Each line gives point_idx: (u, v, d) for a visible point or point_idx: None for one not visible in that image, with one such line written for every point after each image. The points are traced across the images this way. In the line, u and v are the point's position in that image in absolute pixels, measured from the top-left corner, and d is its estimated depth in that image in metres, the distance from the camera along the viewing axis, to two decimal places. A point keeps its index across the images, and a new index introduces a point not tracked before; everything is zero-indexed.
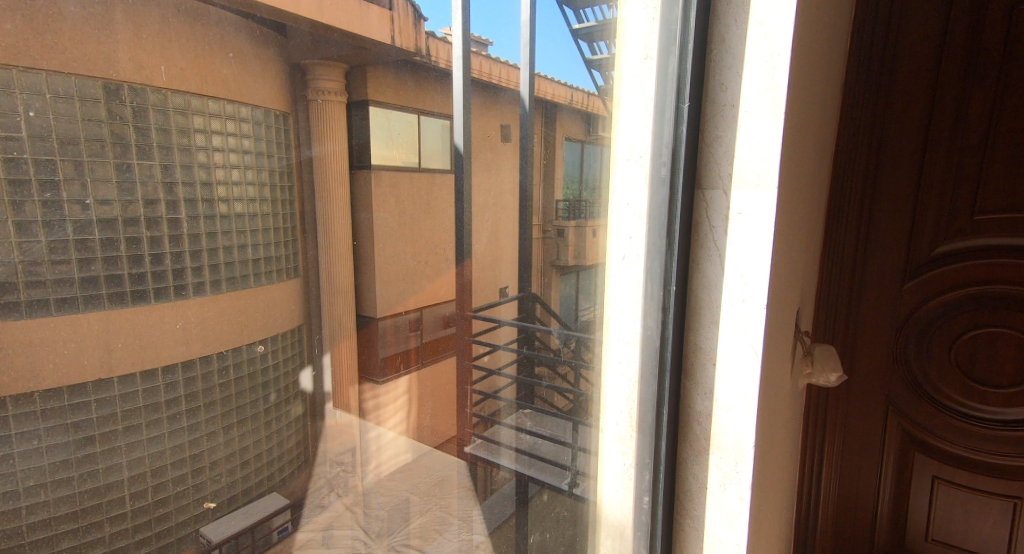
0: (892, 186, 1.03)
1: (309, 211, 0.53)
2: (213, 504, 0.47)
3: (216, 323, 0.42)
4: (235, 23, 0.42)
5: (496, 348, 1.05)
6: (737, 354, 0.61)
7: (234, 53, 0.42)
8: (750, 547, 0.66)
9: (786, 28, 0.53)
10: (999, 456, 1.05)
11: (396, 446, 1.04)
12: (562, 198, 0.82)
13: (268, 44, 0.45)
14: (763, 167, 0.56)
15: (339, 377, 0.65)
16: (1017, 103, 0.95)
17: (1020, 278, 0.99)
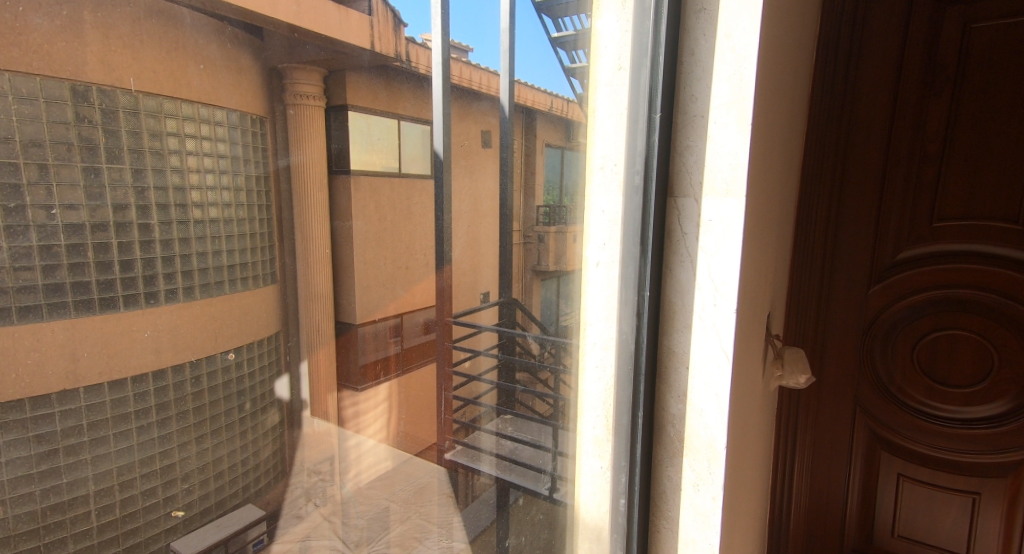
0: (858, 188, 1.19)
1: (286, 218, 0.52)
2: (181, 512, 0.45)
3: (186, 327, 0.41)
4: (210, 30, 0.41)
5: (477, 353, 0.99)
6: (710, 357, 0.63)
7: (204, 64, 0.41)
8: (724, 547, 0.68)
9: (752, 43, 0.55)
10: (955, 450, 1.24)
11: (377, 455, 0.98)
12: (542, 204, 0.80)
13: (239, 44, 0.44)
14: (732, 176, 0.58)
15: (316, 386, 0.63)
16: (969, 120, 1.12)
17: (968, 283, 1.16)
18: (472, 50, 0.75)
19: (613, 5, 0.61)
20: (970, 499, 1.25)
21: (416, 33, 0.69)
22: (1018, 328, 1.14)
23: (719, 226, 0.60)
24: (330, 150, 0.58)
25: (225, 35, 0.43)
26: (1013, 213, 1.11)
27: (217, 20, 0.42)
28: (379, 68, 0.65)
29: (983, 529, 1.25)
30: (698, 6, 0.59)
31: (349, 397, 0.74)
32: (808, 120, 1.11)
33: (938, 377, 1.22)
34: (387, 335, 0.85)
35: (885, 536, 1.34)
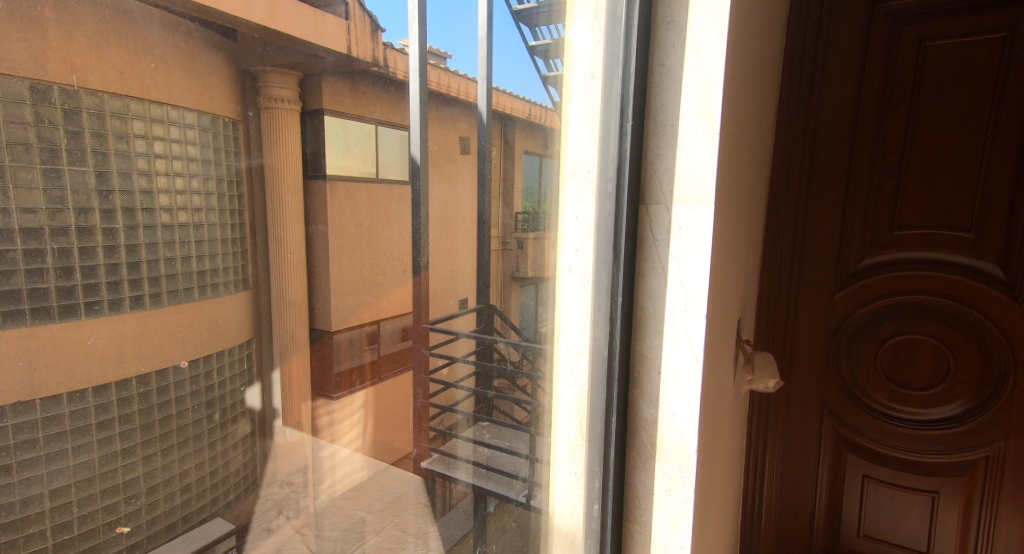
0: (823, 193, 1.37)
1: (258, 220, 0.48)
2: (128, 528, 0.40)
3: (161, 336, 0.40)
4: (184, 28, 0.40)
5: (453, 361, 0.86)
6: (680, 361, 0.66)
7: (157, 64, 0.39)
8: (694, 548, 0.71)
9: (719, 55, 0.60)
10: (916, 452, 1.39)
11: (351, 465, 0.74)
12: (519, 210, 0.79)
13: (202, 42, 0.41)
14: (701, 184, 0.62)
15: (292, 402, 0.58)
16: (923, 134, 1.28)
17: (923, 288, 1.32)
18: (451, 56, 0.68)
19: (585, 16, 0.66)
20: (931, 498, 1.40)
21: (395, 39, 0.61)
22: (969, 332, 1.30)
23: (688, 233, 0.64)
24: (304, 153, 0.51)
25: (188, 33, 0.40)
26: (966, 222, 1.27)
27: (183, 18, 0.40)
28: (366, 74, 0.61)
29: (942, 526, 1.40)
30: (666, 19, 0.63)
31: (323, 402, 0.66)
32: (774, 148, 1.29)
33: (898, 380, 1.38)
34: (370, 340, 0.70)
35: (852, 538, 1.50)
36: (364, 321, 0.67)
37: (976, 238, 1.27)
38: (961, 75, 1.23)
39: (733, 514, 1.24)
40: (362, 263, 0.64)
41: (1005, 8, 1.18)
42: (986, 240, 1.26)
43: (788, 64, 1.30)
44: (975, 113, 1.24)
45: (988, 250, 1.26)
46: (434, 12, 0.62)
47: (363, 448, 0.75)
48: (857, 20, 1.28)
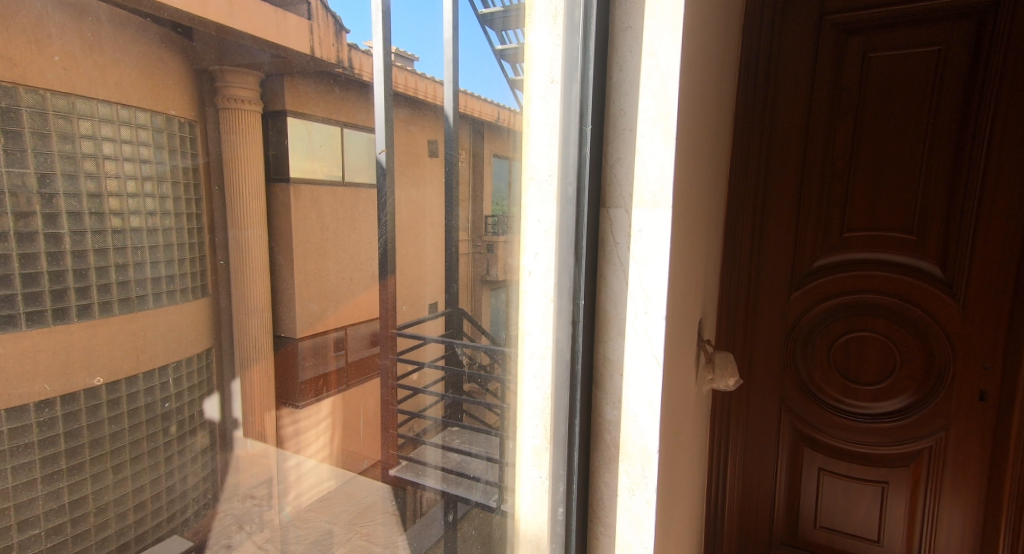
0: (778, 197, 1.43)
1: (218, 227, 0.44)
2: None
3: (106, 348, 0.36)
4: (131, 22, 0.37)
5: (421, 367, 0.75)
6: (642, 363, 0.70)
7: (61, 57, 0.32)
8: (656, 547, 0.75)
9: (672, 62, 0.64)
10: (866, 444, 1.46)
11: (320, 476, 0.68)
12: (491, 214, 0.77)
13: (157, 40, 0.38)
14: (659, 189, 0.66)
15: (250, 411, 0.53)
16: (870, 141, 1.35)
17: (870, 287, 1.40)
18: (418, 58, 0.66)
19: (544, 21, 0.70)
20: (881, 487, 1.47)
21: (361, 40, 0.58)
22: (913, 329, 1.38)
23: (647, 235, 0.68)
24: (268, 154, 0.48)
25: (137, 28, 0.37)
26: (909, 224, 1.35)
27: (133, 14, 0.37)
28: (346, 78, 0.58)
29: (891, 514, 1.47)
30: (623, 25, 0.67)
31: (287, 411, 0.59)
32: (731, 154, 1.34)
33: (850, 375, 1.45)
34: (337, 344, 0.63)
35: (809, 529, 1.56)
36: (331, 327, 0.60)
37: (916, 239, 1.34)
38: (902, 83, 1.31)
39: (698, 508, 1.28)
40: (338, 267, 0.60)
41: (940, 23, 1.26)
42: (926, 241, 1.34)
43: (744, 73, 1.35)
44: (916, 122, 1.31)
45: (928, 251, 1.34)
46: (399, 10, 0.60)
47: (329, 456, 0.67)
48: (807, 32, 1.35)
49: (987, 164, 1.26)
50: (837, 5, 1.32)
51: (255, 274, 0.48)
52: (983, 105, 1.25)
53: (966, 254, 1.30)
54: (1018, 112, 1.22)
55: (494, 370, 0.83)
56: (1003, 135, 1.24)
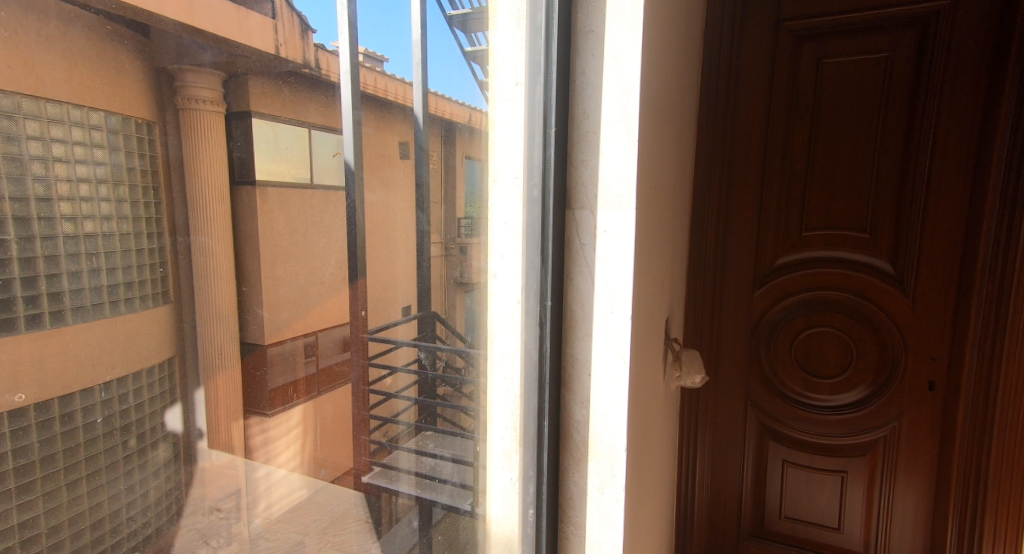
0: (741, 197, 1.48)
1: (178, 237, 0.40)
2: None
3: (56, 367, 0.33)
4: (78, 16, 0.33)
5: (395, 372, 0.67)
6: (609, 362, 0.73)
7: None
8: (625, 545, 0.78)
9: (634, 67, 0.67)
10: (827, 435, 1.52)
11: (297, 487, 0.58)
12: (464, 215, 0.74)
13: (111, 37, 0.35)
14: (623, 190, 0.69)
15: (216, 418, 0.46)
16: (825, 144, 1.42)
17: (827, 284, 1.46)
18: (388, 59, 0.61)
19: (508, 22, 0.71)
20: (840, 477, 1.53)
21: (327, 40, 0.52)
22: (868, 323, 1.44)
23: (613, 236, 0.71)
24: (231, 158, 0.43)
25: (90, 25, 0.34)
26: (862, 224, 1.41)
27: (72, 6, 0.33)
28: (297, 75, 0.51)
29: (850, 503, 1.53)
30: (586, 30, 0.69)
31: (254, 420, 0.51)
32: (696, 157, 1.39)
33: (810, 369, 1.51)
34: (306, 350, 0.55)
35: (775, 520, 1.61)
36: (301, 334, 0.54)
37: (870, 237, 1.40)
38: (854, 89, 1.37)
39: (668, 501, 1.31)
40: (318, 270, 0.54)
41: (887, 32, 1.33)
42: (878, 239, 1.40)
43: (708, 77, 1.39)
44: (868, 124, 1.37)
45: (880, 249, 1.40)
46: (363, 8, 0.55)
47: (301, 466, 0.57)
48: (764, 38, 1.41)
49: (931, 166, 1.32)
50: (794, 12, 1.38)
51: (220, 282, 0.44)
52: (926, 111, 1.32)
53: (914, 252, 1.37)
54: (959, 117, 1.29)
55: (466, 371, 0.78)
56: (947, 138, 1.30)
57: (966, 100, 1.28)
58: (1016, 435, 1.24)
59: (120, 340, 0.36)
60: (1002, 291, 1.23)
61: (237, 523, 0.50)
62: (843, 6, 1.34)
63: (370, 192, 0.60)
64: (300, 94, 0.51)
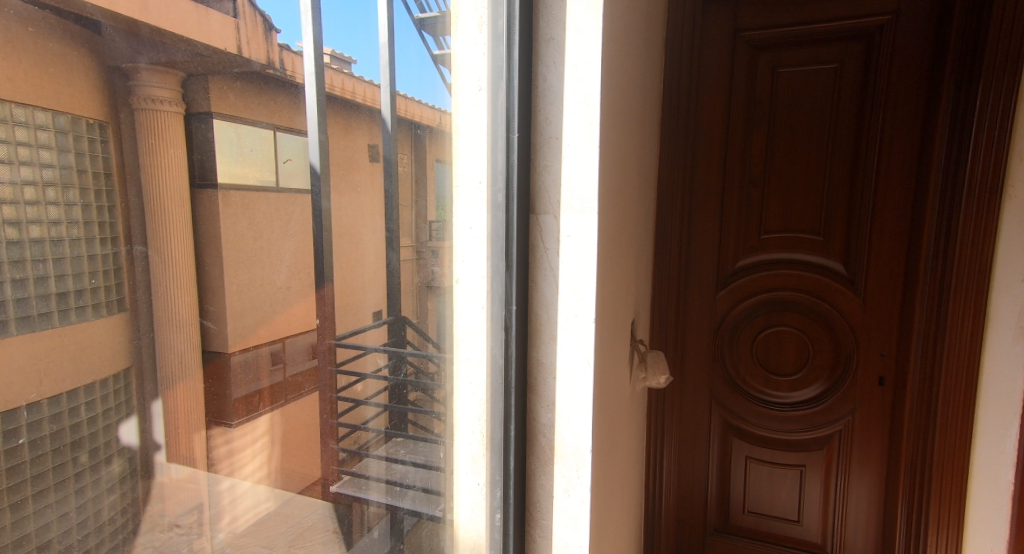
0: (704, 201, 1.54)
1: (136, 242, 0.37)
2: None
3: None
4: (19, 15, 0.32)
5: (365, 378, 0.64)
6: (573, 363, 0.75)
7: None
8: (592, 546, 0.80)
9: (594, 73, 0.69)
10: (785, 431, 1.58)
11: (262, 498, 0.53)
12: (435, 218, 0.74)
13: (59, 33, 0.33)
14: (586, 195, 0.71)
15: (175, 432, 0.43)
16: (781, 150, 1.47)
17: (783, 285, 1.52)
18: (355, 60, 0.59)
19: (470, 29, 0.72)
20: (799, 471, 1.58)
21: (292, 40, 0.51)
22: (823, 322, 1.50)
23: (576, 241, 0.73)
24: (191, 161, 0.41)
25: (41, 23, 0.32)
26: (816, 227, 1.47)
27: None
28: (260, 75, 0.49)
29: (808, 496, 1.59)
30: (547, 37, 0.71)
31: (218, 430, 0.47)
32: (659, 163, 1.42)
33: (769, 368, 1.57)
34: (273, 358, 0.51)
35: (739, 514, 1.66)
36: (265, 342, 0.50)
37: (824, 240, 1.47)
38: (808, 97, 1.43)
39: (635, 499, 1.33)
40: (291, 277, 0.52)
41: (836, 43, 1.39)
42: (830, 242, 1.46)
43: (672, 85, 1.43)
44: (820, 131, 1.44)
45: (832, 251, 1.46)
46: (327, 6, 0.54)
47: (266, 478, 0.53)
48: (722, 50, 1.48)
49: (878, 172, 1.39)
50: (750, 23, 1.45)
51: (179, 291, 0.41)
52: (873, 119, 1.39)
53: (864, 254, 1.43)
54: (902, 125, 1.36)
55: (436, 377, 0.76)
56: (891, 145, 1.38)
57: (909, 109, 1.35)
58: (956, 429, 1.29)
59: (71, 355, 0.34)
60: (941, 291, 1.28)
61: (198, 540, 0.45)
62: (795, 18, 1.41)
63: (338, 196, 0.57)
64: (264, 95, 0.49)
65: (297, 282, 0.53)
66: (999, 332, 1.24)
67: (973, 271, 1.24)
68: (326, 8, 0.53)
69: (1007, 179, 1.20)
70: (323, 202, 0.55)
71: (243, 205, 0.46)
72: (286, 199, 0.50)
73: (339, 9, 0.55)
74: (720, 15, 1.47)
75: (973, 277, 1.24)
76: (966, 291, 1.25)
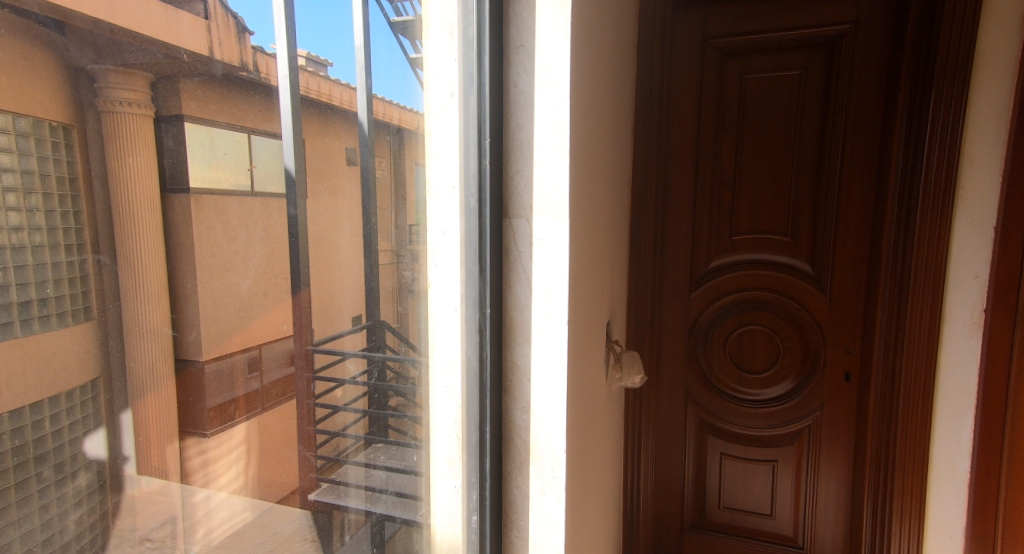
0: (676, 204, 1.58)
1: (104, 249, 0.36)
2: None
3: None
4: None
5: (343, 383, 0.62)
6: (547, 364, 0.76)
7: None
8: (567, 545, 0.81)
9: (564, 81, 0.71)
10: (758, 428, 1.61)
11: (238, 509, 0.51)
12: (413, 223, 0.73)
13: (17, 36, 0.32)
14: (557, 199, 0.73)
15: (146, 443, 0.41)
16: (750, 154, 1.51)
17: (753, 284, 1.56)
18: (330, 63, 0.58)
19: (441, 34, 0.72)
20: (772, 466, 1.62)
21: (265, 42, 0.50)
22: (792, 320, 1.54)
23: (548, 244, 0.74)
24: (162, 165, 0.40)
25: None
26: (784, 228, 1.51)
27: None
28: (233, 77, 0.47)
29: (780, 491, 1.63)
30: (517, 44, 0.73)
31: (191, 440, 0.45)
32: (633, 166, 1.44)
33: (742, 366, 1.61)
34: (248, 365, 0.50)
35: (714, 510, 1.69)
36: (240, 349, 0.49)
37: (791, 241, 1.51)
38: (774, 102, 1.48)
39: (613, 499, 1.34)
40: (269, 282, 0.50)
41: (800, 51, 1.44)
42: (798, 243, 1.50)
43: (645, 89, 1.45)
44: (786, 136, 1.48)
45: (800, 251, 1.51)
46: (301, 6, 0.53)
47: (243, 488, 0.51)
48: (692, 56, 1.51)
49: (841, 174, 1.44)
50: (718, 30, 1.49)
51: (150, 299, 0.40)
52: (837, 124, 1.43)
53: (829, 254, 1.48)
54: (863, 129, 1.41)
55: (413, 381, 0.75)
56: (852, 148, 1.43)
57: (868, 114, 1.40)
58: (917, 421, 1.34)
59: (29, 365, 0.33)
60: (902, 289, 1.33)
61: None
62: (761, 26, 1.45)
63: (314, 200, 0.56)
64: (238, 96, 0.48)
65: (274, 287, 0.51)
66: (954, 329, 1.29)
67: (930, 270, 1.29)
68: (298, 9, 0.53)
69: (959, 182, 1.26)
70: (299, 206, 0.54)
71: (218, 209, 0.45)
72: (261, 203, 0.49)
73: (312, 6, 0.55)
74: (689, 21, 1.51)
75: (930, 277, 1.29)
76: (924, 290, 1.30)
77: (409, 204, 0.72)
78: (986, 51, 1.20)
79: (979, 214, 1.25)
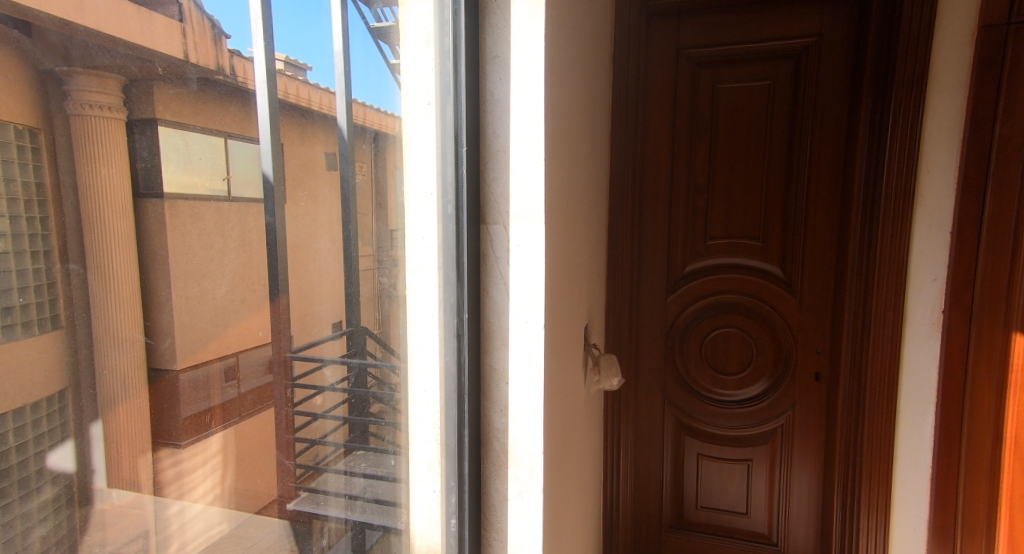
0: (652, 209, 1.61)
1: (71, 255, 0.35)
2: None
3: None
4: None
5: (322, 390, 0.61)
6: (524, 368, 0.77)
7: None
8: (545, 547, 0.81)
9: (539, 89, 0.72)
10: (733, 428, 1.64)
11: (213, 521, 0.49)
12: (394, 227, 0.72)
13: None
14: (533, 206, 0.74)
15: (118, 456, 0.40)
16: (723, 160, 1.55)
17: (727, 288, 1.59)
18: (310, 67, 0.58)
19: (418, 43, 0.73)
20: (746, 465, 1.65)
21: (242, 46, 0.49)
22: (764, 323, 1.58)
23: (524, 249, 0.75)
24: (134, 169, 0.39)
25: None
26: (755, 232, 1.55)
27: None
28: (208, 81, 0.46)
29: (754, 490, 1.65)
30: (493, 53, 0.74)
31: (165, 452, 0.44)
32: (609, 171, 1.46)
33: (717, 368, 1.64)
34: (225, 374, 0.49)
35: (691, 510, 1.71)
36: (216, 357, 0.47)
37: (763, 244, 1.54)
38: (744, 111, 1.51)
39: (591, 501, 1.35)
40: (246, 288, 0.49)
41: (768, 61, 1.48)
42: (769, 247, 1.54)
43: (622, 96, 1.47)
44: (756, 143, 1.52)
45: (771, 255, 1.54)
46: (278, 11, 0.53)
47: (220, 499, 0.49)
48: (665, 65, 1.55)
49: (809, 180, 1.48)
50: (691, 41, 1.53)
51: (121, 307, 0.38)
52: (804, 132, 1.48)
53: (799, 257, 1.52)
54: (829, 137, 1.46)
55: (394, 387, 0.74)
56: (818, 155, 1.47)
57: (833, 122, 1.45)
58: (882, 418, 1.38)
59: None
60: (866, 291, 1.37)
61: None
62: (731, 37, 1.49)
63: (293, 205, 0.55)
64: (214, 101, 0.47)
65: (252, 294, 0.50)
66: (915, 329, 1.34)
67: (892, 272, 1.33)
68: (275, 14, 0.52)
69: (918, 188, 1.30)
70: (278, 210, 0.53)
71: (194, 215, 0.44)
72: (238, 208, 0.48)
73: (288, 11, 0.54)
74: (662, 31, 1.54)
75: (892, 278, 1.33)
76: (887, 292, 1.34)
77: (387, 209, 0.71)
78: (939, 64, 1.26)
79: (937, 218, 1.30)
